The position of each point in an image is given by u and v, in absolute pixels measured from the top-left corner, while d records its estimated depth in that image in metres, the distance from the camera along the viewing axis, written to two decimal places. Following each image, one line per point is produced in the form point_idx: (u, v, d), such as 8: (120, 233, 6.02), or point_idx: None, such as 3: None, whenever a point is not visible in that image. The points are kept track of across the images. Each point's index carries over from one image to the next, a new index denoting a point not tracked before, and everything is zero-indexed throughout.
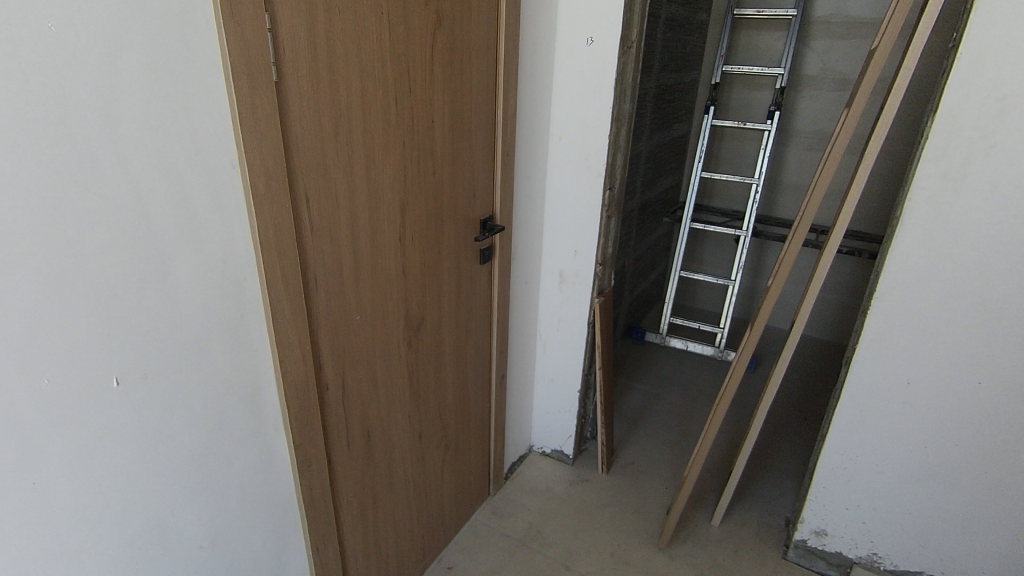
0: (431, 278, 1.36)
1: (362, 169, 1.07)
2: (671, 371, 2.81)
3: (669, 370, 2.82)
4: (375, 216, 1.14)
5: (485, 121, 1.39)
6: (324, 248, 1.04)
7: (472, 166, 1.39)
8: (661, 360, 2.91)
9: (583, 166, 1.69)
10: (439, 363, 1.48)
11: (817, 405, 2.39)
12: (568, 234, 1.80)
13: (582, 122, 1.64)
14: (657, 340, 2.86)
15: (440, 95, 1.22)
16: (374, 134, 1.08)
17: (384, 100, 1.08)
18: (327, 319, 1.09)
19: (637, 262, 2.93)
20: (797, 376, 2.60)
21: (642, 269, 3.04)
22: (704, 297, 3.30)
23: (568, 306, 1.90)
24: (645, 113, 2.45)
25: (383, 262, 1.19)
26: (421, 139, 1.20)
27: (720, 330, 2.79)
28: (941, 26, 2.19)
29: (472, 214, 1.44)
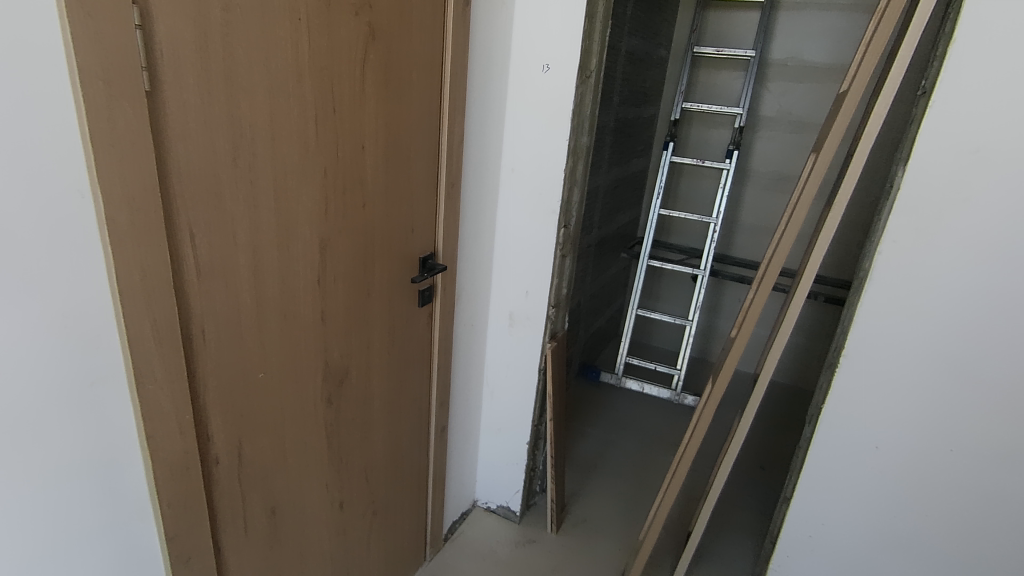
0: (357, 326, 1.18)
1: (270, 201, 0.90)
2: (626, 414, 2.69)
3: (624, 413, 2.69)
4: (285, 256, 0.96)
5: (427, 149, 1.24)
6: (214, 292, 0.85)
7: (410, 200, 1.23)
8: (616, 402, 2.78)
9: (536, 202, 1.55)
10: (367, 419, 1.30)
11: (782, 455, 2.31)
12: (518, 273, 1.66)
13: (536, 155, 1.51)
14: (613, 381, 2.79)
15: (373, 117, 1.07)
16: (287, 160, 0.91)
17: (298, 121, 0.91)
18: (219, 380, 0.90)
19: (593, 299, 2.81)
20: (753, 422, 2.52)
21: (598, 305, 2.93)
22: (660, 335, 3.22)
23: (518, 351, 1.75)
24: (604, 147, 2.37)
25: (296, 310, 1.01)
26: (348, 169, 1.04)
27: (677, 371, 2.70)
28: (911, 75, 2.18)
29: (410, 253, 1.29)
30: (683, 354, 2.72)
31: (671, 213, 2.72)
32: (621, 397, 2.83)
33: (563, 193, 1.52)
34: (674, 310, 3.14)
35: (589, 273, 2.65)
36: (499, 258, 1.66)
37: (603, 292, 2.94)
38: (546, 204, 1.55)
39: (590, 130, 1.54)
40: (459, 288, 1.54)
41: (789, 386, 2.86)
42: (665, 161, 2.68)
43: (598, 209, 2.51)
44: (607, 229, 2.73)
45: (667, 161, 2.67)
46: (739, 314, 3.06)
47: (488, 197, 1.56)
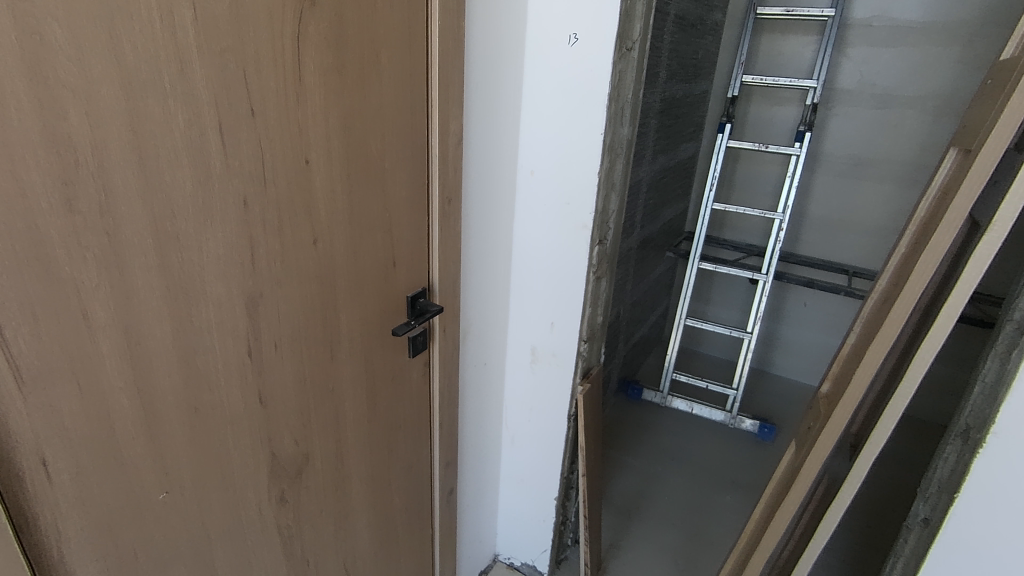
0: (319, 399, 0.88)
1: (149, 259, 0.60)
2: (673, 440, 2.34)
3: (670, 438, 2.35)
4: (188, 331, 0.66)
5: (409, 156, 0.92)
6: (59, 405, 0.56)
7: (386, 226, 0.91)
8: (661, 423, 2.45)
9: (562, 214, 1.22)
10: (342, 506, 1.01)
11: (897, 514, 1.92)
12: (541, 301, 1.33)
13: (561, 154, 1.16)
14: (657, 400, 2.46)
15: (319, 120, 0.75)
16: (175, 195, 0.61)
17: (188, 134, 0.60)
18: (85, 521, 0.61)
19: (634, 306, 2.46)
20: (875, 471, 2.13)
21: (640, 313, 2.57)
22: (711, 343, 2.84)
23: (543, 392, 1.43)
24: (648, 134, 1.99)
25: (214, 400, 0.72)
26: (283, 195, 0.73)
27: (734, 392, 2.33)
28: None
29: (392, 293, 0.97)
30: (739, 372, 2.34)
31: (727, 208, 2.32)
32: (668, 417, 2.48)
33: (596, 204, 1.17)
34: (729, 316, 2.75)
35: (631, 279, 2.30)
36: (517, 283, 1.34)
37: (646, 297, 2.58)
38: (574, 217, 1.21)
39: (631, 119, 1.18)
40: (464, 324, 1.23)
41: (916, 421, 2.45)
42: (721, 146, 2.27)
43: (642, 205, 2.14)
44: (651, 227, 2.35)
45: (723, 146, 2.27)
46: (806, 321, 2.64)
47: (500, 209, 1.23)
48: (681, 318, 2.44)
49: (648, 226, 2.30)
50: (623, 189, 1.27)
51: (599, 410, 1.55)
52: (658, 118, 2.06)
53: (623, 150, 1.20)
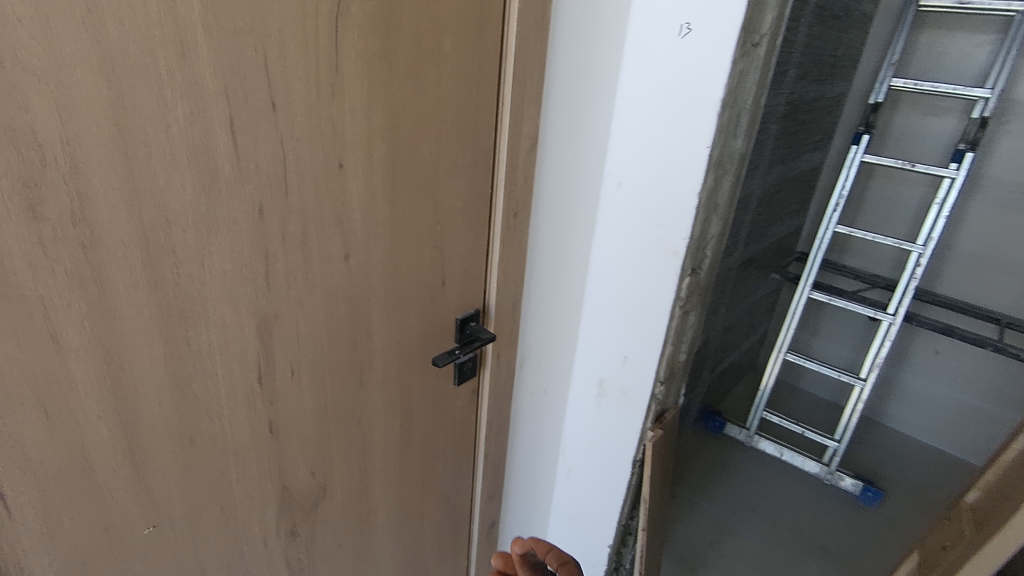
0: (343, 430, 0.78)
1: (136, 275, 0.51)
2: (756, 488, 2.08)
3: (752, 484, 2.10)
4: (183, 355, 0.57)
5: (469, 161, 0.79)
6: (21, 437, 0.49)
7: (436, 241, 0.79)
8: (743, 464, 2.19)
9: (649, 236, 1.03)
10: (364, 540, 0.91)
11: None
12: (614, 331, 1.16)
13: (656, 165, 0.98)
14: (742, 439, 2.21)
15: (359, 117, 0.63)
16: (171, 201, 0.51)
17: (190, 130, 0.51)
18: (53, 558, 0.54)
19: (726, 331, 2.20)
20: None
21: (733, 338, 2.30)
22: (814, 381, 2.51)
23: (607, 430, 1.27)
24: (766, 142, 1.73)
25: (213, 429, 0.63)
26: (309, 203, 0.62)
27: (835, 444, 2.03)
28: None
29: (438, 316, 0.85)
30: (845, 421, 2.02)
31: (853, 232, 2.00)
32: (752, 460, 2.21)
33: (692, 228, 0.98)
34: (838, 354, 2.41)
35: (726, 303, 2.05)
36: (590, 306, 1.17)
37: (743, 322, 2.32)
38: (664, 240, 1.02)
39: (747, 130, 0.97)
40: (521, 349, 1.09)
41: None
42: (854, 160, 1.94)
43: (748, 223, 1.88)
44: (757, 246, 2.08)
45: (857, 160, 1.94)
46: (937, 371, 2.24)
47: (577, 223, 1.07)
48: (781, 351, 2.15)
49: (753, 245, 2.03)
50: (728, 212, 1.06)
51: (671, 457, 1.36)
52: (781, 124, 1.79)
53: (734, 166, 1.00)
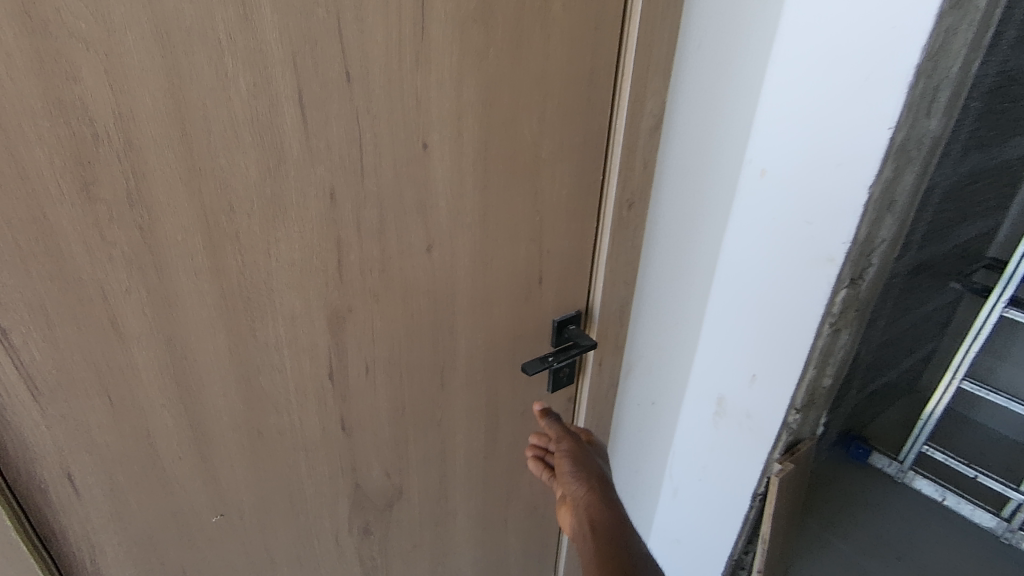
0: (420, 432, 0.72)
1: (198, 261, 0.48)
2: (906, 533, 1.72)
3: (903, 527, 1.74)
4: (249, 346, 0.54)
5: (577, 142, 0.67)
6: (87, 420, 0.48)
7: (533, 233, 0.69)
8: (892, 502, 1.83)
9: (797, 237, 0.85)
10: (442, 545, 0.86)
11: None
12: (741, 343, 0.99)
13: (813, 151, 0.79)
14: (891, 471, 1.88)
15: (447, 91, 0.54)
16: (234, 183, 0.47)
17: (254, 104, 0.45)
18: (122, 538, 0.54)
19: (888, 347, 1.82)
20: None
21: (895, 355, 1.91)
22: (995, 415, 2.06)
23: (724, 455, 1.11)
24: (965, 122, 1.37)
25: (282, 424, 0.60)
26: (388, 188, 0.55)
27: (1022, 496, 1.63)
28: None
29: (532, 316, 0.76)
30: None
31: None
32: (904, 498, 1.85)
33: (856, 230, 0.78)
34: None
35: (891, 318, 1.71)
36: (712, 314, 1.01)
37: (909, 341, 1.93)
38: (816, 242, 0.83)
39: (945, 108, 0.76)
40: (629, 356, 0.96)
41: None
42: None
43: (937, 221, 1.52)
44: (937, 248, 1.70)
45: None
46: None
47: (705, 217, 0.91)
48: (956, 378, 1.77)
49: (933, 249, 1.66)
50: (905, 209, 0.85)
51: (801, 493, 1.16)
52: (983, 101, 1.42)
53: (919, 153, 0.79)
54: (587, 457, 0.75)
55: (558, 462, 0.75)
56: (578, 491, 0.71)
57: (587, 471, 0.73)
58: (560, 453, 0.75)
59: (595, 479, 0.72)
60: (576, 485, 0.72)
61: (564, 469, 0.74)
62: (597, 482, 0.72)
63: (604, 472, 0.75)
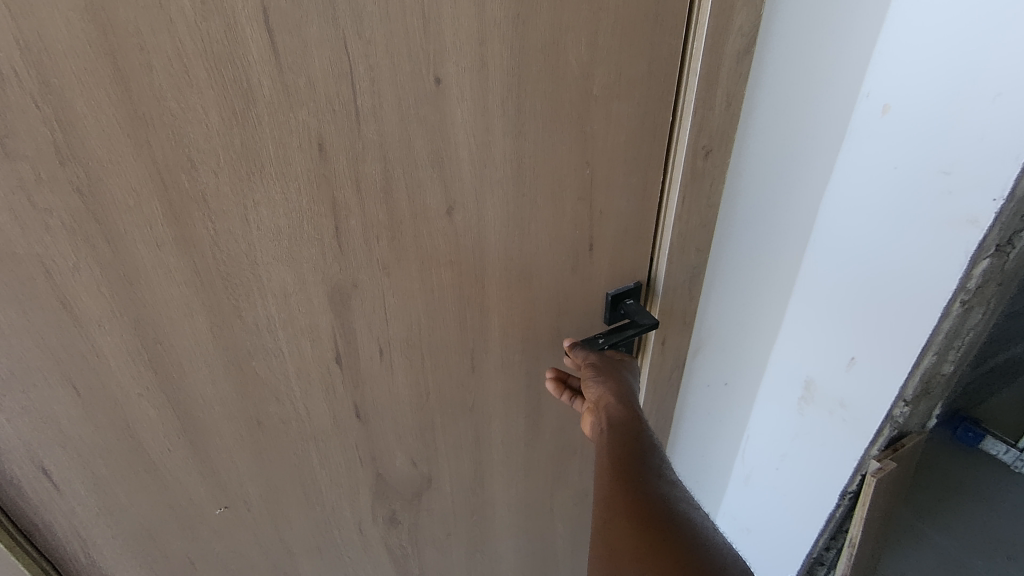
0: (450, 418, 0.64)
1: (159, 230, 0.39)
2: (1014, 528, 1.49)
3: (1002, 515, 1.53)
4: (236, 328, 0.46)
5: (638, 74, 0.53)
6: (54, 412, 0.42)
7: (582, 191, 0.56)
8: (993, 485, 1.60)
9: (928, 191, 0.66)
10: (480, 533, 0.78)
11: None
12: (837, 321, 0.81)
13: (964, 77, 0.59)
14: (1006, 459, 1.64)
15: (464, 9, 0.42)
16: (191, 133, 0.37)
17: (205, 30, 0.35)
18: (117, 530, 0.50)
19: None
20: None
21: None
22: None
23: (808, 447, 0.95)
24: None
25: (285, 413, 0.52)
26: (392, 136, 0.44)
27: None
28: None
29: (580, 290, 0.64)
30: None
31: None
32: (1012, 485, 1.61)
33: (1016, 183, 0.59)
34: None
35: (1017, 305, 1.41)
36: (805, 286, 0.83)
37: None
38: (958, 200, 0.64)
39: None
40: (697, 332, 0.82)
41: None
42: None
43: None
44: None
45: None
46: None
47: (801, 169, 0.73)
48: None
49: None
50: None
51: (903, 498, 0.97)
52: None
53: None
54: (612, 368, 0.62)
55: (582, 371, 0.63)
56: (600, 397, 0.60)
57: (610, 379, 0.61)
58: (585, 362, 0.62)
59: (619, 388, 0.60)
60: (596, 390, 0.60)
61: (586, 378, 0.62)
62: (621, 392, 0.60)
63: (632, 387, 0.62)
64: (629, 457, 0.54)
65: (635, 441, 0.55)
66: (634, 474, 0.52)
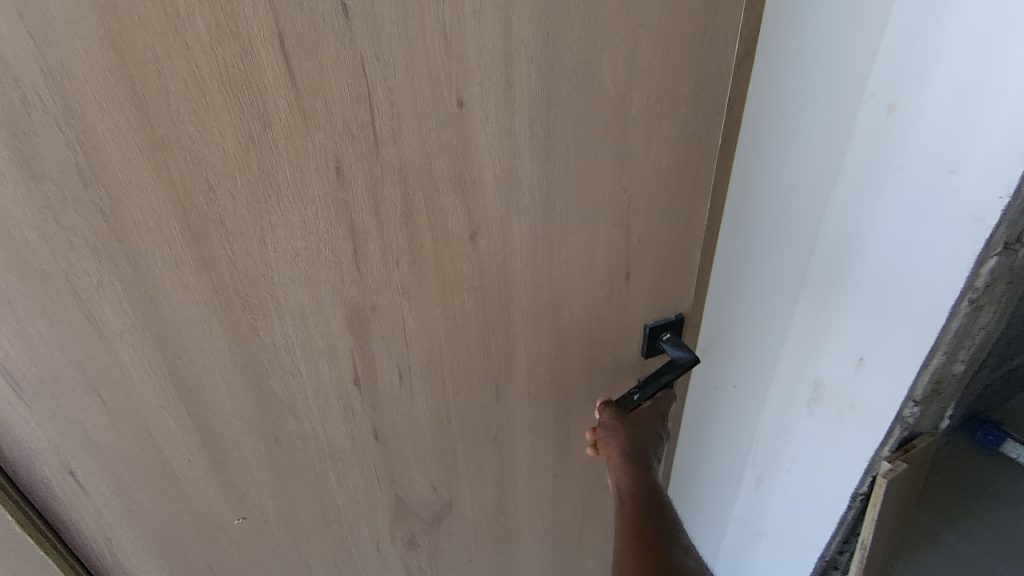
0: (472, 444, 0.62)
1: (178, 250, 0.40)
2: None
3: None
4: (254, 347, 0.46)
5: (682, 94, 0.49)
6: (80, 419, 0.44)
7: (617, 217, 0.53)
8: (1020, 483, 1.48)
9: (937, 185, 0.60)
10: (505, 561, 0.76)
11: None
12: (846, 325, 0.73)
13: (967, 69, 0.54)
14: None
15: (490, 27, 0.40)
16: (208, 156, 0.37)
17: (221, 55, 0.35)
18: (141, 533, 0.51)
19: None
20: None
21: None
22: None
23: (810, 465, 0.87)
24: None
25: (304, 431, 0.52)
26: (413, 160, 0.43)
27: None
28: None
29: (614, 319, 0.60)
30: None
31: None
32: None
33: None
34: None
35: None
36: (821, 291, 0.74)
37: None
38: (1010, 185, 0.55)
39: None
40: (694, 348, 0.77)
41: None
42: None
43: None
44: None
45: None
46: None
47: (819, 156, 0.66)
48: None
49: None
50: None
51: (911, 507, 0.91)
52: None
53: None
54: (629, 426, 0.60)
55: (598, 428, 0.62)
56: (613, 458, 0.58)
57: (625, 442, 0.59)
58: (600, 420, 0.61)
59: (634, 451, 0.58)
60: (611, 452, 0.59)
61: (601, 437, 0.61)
62: (635, 454, 0.58)
63: (649, 446, 0.60)
64: (642, 531, 0.52)
65: (648, 512, 0.54)
66: (649, 552, 0.50)
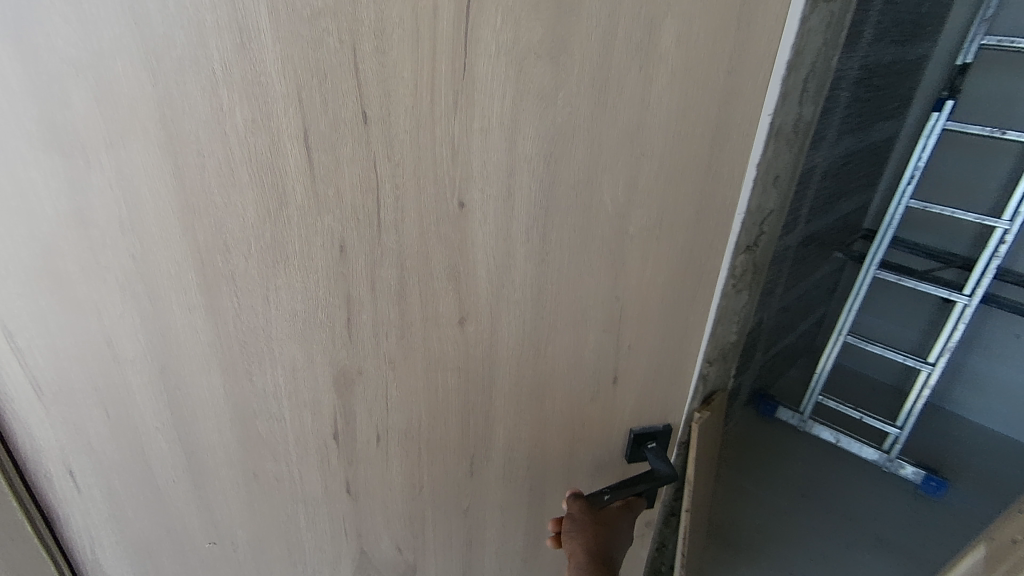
0: (442, 514, 0.63)
1: (192, 296, 0.45)
2: (815, 470, 1.57)
3: (886, 503, 1.47)
4: (246, 389, 0.50)
5: (684, 219, 0.51)
6: (86, 427, 0.49)
7: (608, 322, 0.54)
8: (901, 505, 1.47)
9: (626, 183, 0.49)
10: None
11: None
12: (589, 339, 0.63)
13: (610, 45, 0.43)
14: (794, 423, 1.66)
15: (496, 142, 0.44)
16: (230, 222, 0.43)
17: (252, 142, 0.40)
18: (120, 538, 0.56)
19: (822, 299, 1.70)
20: None
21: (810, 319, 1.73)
22: (876, 364, 1.89)
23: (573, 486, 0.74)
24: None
25: (281, 472, 0.55)
26: (413, 247, 0.46)
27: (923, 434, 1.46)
28: None
29: (599, 419, 0.61)
30: (907, 404, 1.45)
31: (935, 208, 1.34)
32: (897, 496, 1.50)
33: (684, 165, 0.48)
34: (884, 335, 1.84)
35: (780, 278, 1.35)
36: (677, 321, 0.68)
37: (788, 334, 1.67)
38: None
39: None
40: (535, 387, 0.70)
41: None
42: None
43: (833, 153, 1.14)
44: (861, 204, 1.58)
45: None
46: None
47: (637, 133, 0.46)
48: (840, 334, 1.53)
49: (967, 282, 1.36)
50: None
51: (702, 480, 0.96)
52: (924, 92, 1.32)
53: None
54: (598, 526, 0.59)
55: (566, 520, 0.59)
56: (577, 557, 0.57)
57: (592, 542, 0.58)
58: (569, 512, 0.59)
59: (600, 552, 0.57)
60: (575, 550, 0.57)
61: (566, 531, 0.59)
62: (600, 557, 0.57)
63: (615, 546, 0.60)
64: None
65: None
66: None
